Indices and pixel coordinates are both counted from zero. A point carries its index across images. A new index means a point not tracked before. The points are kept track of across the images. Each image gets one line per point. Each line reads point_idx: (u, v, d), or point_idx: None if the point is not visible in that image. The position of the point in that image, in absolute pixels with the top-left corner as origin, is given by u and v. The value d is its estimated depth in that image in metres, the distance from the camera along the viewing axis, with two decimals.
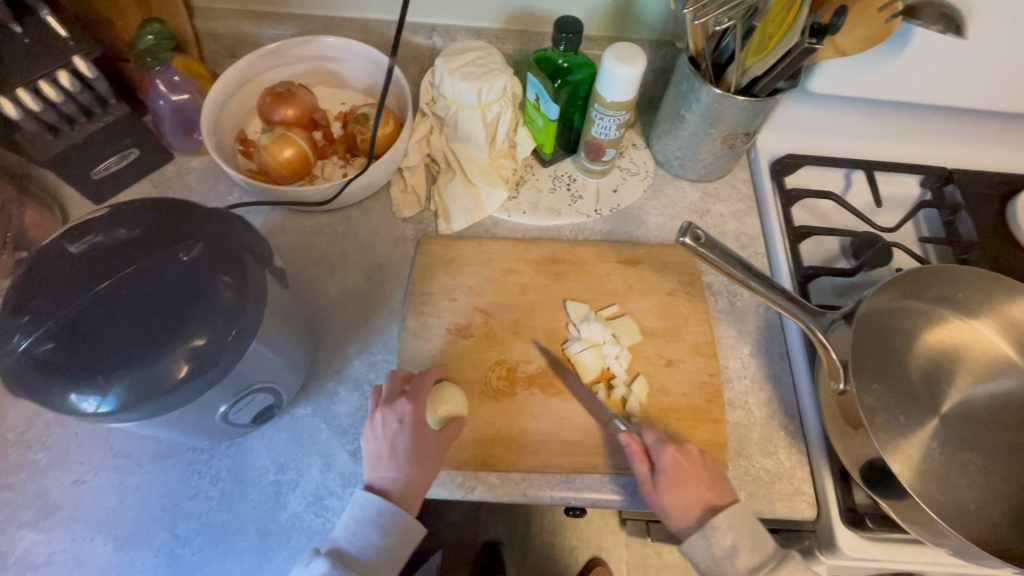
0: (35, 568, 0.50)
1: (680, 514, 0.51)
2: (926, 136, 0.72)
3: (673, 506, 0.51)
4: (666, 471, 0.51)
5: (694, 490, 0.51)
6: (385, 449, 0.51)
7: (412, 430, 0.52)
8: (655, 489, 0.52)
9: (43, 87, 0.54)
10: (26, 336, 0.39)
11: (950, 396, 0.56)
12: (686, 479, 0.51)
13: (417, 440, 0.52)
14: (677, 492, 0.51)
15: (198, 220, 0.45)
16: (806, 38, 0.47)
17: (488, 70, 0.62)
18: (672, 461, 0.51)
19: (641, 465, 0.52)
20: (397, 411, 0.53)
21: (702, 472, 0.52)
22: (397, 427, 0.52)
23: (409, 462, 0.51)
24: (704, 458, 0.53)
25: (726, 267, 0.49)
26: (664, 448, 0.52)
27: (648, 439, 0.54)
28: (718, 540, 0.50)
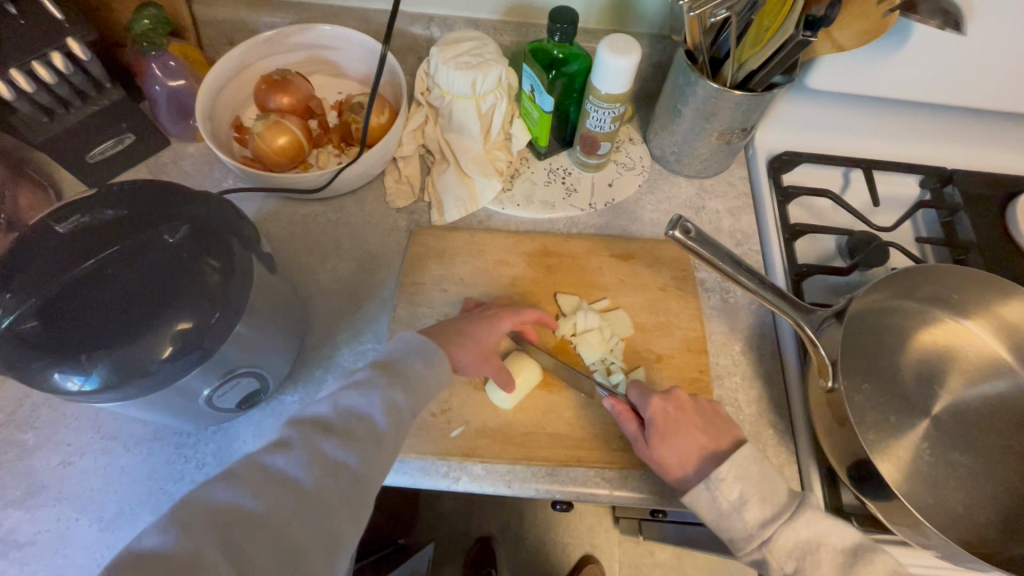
0: (20, 547, 0.50)
1: (676, 468, 0.52)
2: (927, 136, 0.71)
3: (669, 456, 0.51)
4: (655, 421, 0.52)
5: (688, 435, 0.51)
6: (356, 404, 0.48)
7: (395, 397, 0.49)
8: (647, 445, 0.52)
9: (38, 69, 0.54)
10: (9, 313, 0.39)
11: (942, 397, 0.55)
12: (679, 428, 0.52)
13: (394, 411, 0.48)
14: (671, 441, 0.51)
15: (187, 202, 0.45)
16: (800, 31, 0.47)
17: (483, 60, 0.61)
18: (659, 410, 0.52)
19: (629, 422, 0.53)
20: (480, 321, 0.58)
21: (696, 419, 0.53)
22: (386, 385, 0.49)
23: (374, 432, 0.47)
24: (697, 405, 0.54)
25: (715, 262, 0.49)
26: (649, 399, 0.53)
27: (634, 397, 0.55)
28: (724, 493, 0.50)
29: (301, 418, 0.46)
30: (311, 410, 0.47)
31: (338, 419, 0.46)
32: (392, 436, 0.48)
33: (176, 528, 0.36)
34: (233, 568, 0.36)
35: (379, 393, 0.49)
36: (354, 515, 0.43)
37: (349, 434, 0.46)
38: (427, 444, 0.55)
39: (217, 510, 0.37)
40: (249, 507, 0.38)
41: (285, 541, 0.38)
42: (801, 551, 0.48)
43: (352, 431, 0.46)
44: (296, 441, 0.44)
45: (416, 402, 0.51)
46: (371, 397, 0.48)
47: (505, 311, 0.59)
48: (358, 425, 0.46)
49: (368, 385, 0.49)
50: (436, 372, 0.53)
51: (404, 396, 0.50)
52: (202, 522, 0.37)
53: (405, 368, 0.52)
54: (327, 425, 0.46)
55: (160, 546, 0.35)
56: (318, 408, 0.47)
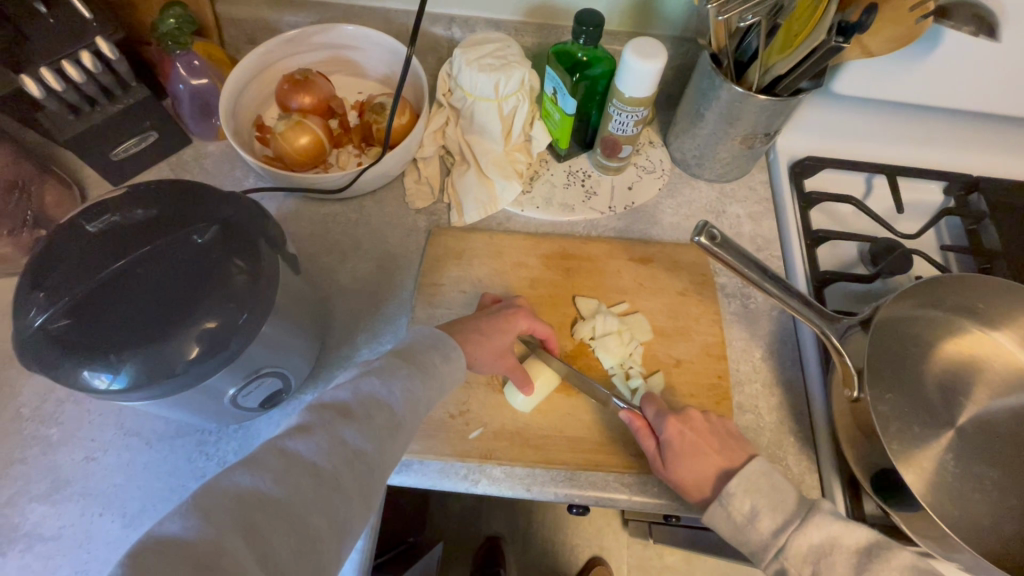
0: (44, 541, 0.51)
1: (695, 488, 0.51)
2: (951, 142, 0.70)
3: (688, 477, 0.51)
4: (673, 443, 0.51)
5: (705, 458, 0.51)
6: (376, 392, 0.46)
7: (412, 389, 0.48)
8: (664, 464, 0.52)
9: (66, 67, 0.54)
10: (42, 312, 0.39)
11: (967, 408, 0.55)
12: (696, 449, 0.51)
13: (411, 402, 0.47)
14: (688, 463, 0.51)
15: (214, 202, 0.45)
16: (833, 37, 0.46)
17: (506, 62, 0.61)
18: (676, 432, 0.52)
19: (646, 439, 0.53)
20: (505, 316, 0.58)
21: (711, 438, 0.52)
22: (406, 376, 0.48)
23: (392, 421, 0.45)
24: (710, 424, 0.53)
25: (740, 268, 0.48)
26: (666, 420, 0.52)
27: (650, 414, 0.54)
28: (736, 507, 0.50)
29: (320, 403, 0.43)
30: (330, 395, 0.44)
31: (358, 404, 0.44)
32: (406, 428, 0.46)
33: (198, 514, 0.33)
34: (254, 560, 0.32)
35: (399, 384, 0.47)
36: (367, 504, 0.40)
37: (369, 421, 0.43)
38: (446, 446, 0.55)
39: (238, 496, 0.34)
40: (271, 492, 0.35)
41: (304, 530, 0.35)
42: (818, 553, 0.47)
43: (372, 417, 0.44)
44: (316, 425, 0.41)
45: (431, 397, 0.50)
46: (391, 387, 0.47)
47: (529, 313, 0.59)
48: (378, 413, 0.44)
49: (387, 374, 0.48)
50: (452, 366, 0.53)
51: (421, 389, 0.48)
52: (223, 508, 0.33)
53: (423, 360, 0.51)
54: (347, 410, 0.43)
55: (180, 533, 0.32)
56: (337, 394, 0.45)
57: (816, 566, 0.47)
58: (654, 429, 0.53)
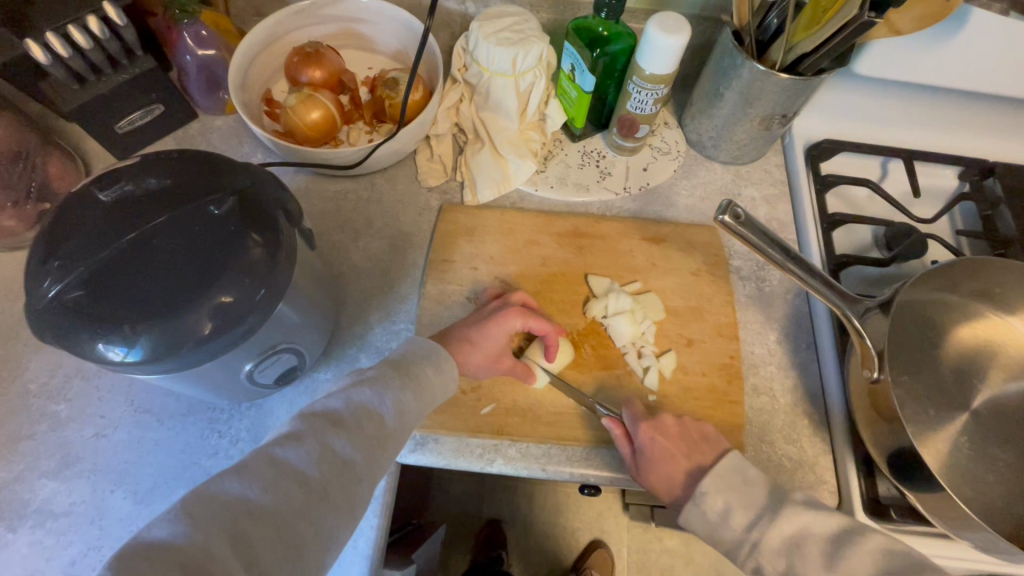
0: (55, 518, 0.50)
1: (665, 484, 0.52)
2: (965, 127, 0.70)
3: (658, 480, 0.52)
4: (647, 451, 0.51)
5: (675, 464, 0.51)
6: (368, 402, 0.45)
7: (405, 400, 0.47)
8: (638, 468, 0.52)
9: (72, 31, 0.53)
10: (56, 282, 0.38)
11: (980, 391, 0.55)
12: (667, 455, 0.50)
13: (402, 415, 0.46)
14: (659, 468, 0.51)
15: (229, 173, 0.44)
16: (865, 12, 0.45)
17: (525, 36, 0.59)
18: (649, 439, 0.51)
19: (624, 446, 0.52)
20: (505, 314, 0.56)
21: (682, 444, 0.51)
22: (398, 387, 0.47)
23: (382, 432, 0.44)
24: (682, 428, 0.52)
25: (762, 247, 0.48)
26: (641, 427, 0.51)
27: (626, 419, 0.53)
28: (710, 506, 0.50)
29: (311, 410, 0.42)
30: (322, 403, 0.43)
31: (349, 413, 0.43)
32: (395, 438, 0.45)
33: (186, 520, 0.32)
34: (239, 564, 0.32)
35: (391, 395, 0.46)
36: (351, 513, 0.40)
37: (360, 431, 0.43)
38: (457, 421, 0.55)
39: (226, 503, 0.34)
40: (260, 501, 0.35)
41: (289, 538, 0.35)
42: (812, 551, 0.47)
43: (363, 427, 0.43)
44: (307, 433, 0.40)
45: (422, 408, 0.49)
46: (383, 397, 0.46)
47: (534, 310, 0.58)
48: (369, 424, 0.43)
49: (380, 384, 0.46)
50: (444, 378, 0.51)
51: (414, 400, 0.48)
52: (211, 515, 0.33)
53: (416, 372, 0.49)
54: (337, 419, 0.42)
55: (169, 538, 0.31)
56: (329, 401, 0.44)
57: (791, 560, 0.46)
58: (631, 436, 0.52)
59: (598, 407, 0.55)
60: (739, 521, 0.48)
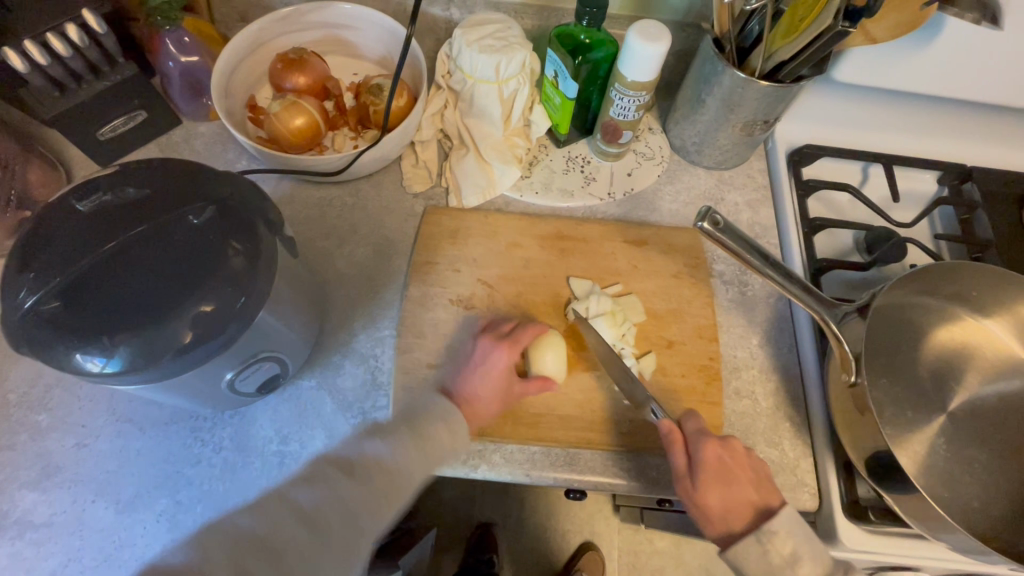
0: (35, 528, 0.50)
1: (723, 515, 0.51)
2: (944, 131, 0.71)
3: (716, 507, 0.51)
4: (708, 466, 0.50)
5: (738, 488, 0.50)
6: (381, 455, 0.45)
7: (412, 454, 0.46)
8: (694, 485, 0.51)
9: (51, 39, 0.52)
10: (32, 294, 0.38)
11: (958, 394, 0.56)
12: (731, 477, 0.50)
13: (416, 468, 0.46)
14: (717, 491, 0.50)
15: (208, 181, 0.44)
16: (839, 21, 0.45)
17: (508, 44, 0.60)
18: (715, 456, 0.50)
19: (679, 455, 0.52)
20: (500, 350, 0.55)
21: (749, 473, 0.51)
22: (410, 443, 0.46)
23: (391, 484, 0.44)
24: (750, 457, 0.52)
25: (741, 253, 0.49)
26: (706, 441, 0.51)
27: (688, 431, 0.53)
28: (776, 547, 0.48)
29: (325, 457, 0.44)
30: (338, 449, 0.45)
31: (361, 463, 0.44)
32: (403, 488, 0.45)
33: (194, 547, 0.34)
34: None
35: (403, 448, 0.46)
36: (350, 562, 0.40)
37: (370, 482, 0.43)
38: None
39: (234, 538, 0.36)
40: (262, 534, 0.36)
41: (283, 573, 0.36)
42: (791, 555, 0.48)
43: (372, 474, 0.43)
44: (319, 478, 0.41)
45: (433, 465, 0.48)
46: (395, 449, 0.46)
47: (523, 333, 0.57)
48: (378, 473, 0.44)
49: (391, 434, 0.46)
50: (455, 438, 0.50)
51: (424, 454, 0.47)
52: (217, 543, 0.35)
53: (428, 433, 0.48)
54: (349, 467, 0.43)
55: (174, 560, 0.33)
56: (342, 449, 0.45)
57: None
58: (689, 448, 0.52)
59: (651, 407, 0.54)
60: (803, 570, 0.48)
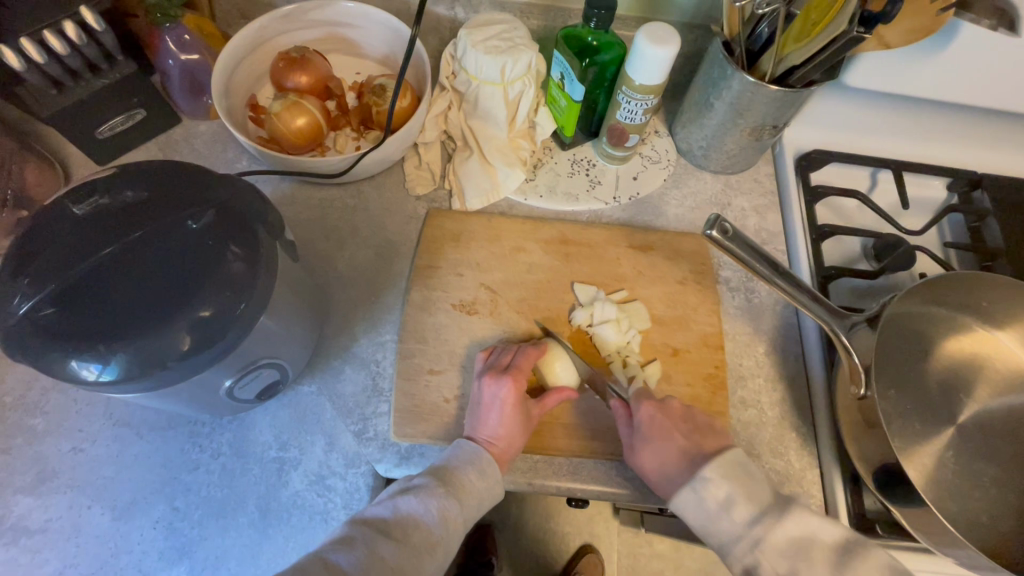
0: (31, 534, 0.49)
1: (660, 473, 0.51)
2: (954, 137, 0.70)
3: (652, 465, 0.51)
4: (643, 424, 0.52)
5: (671, 440, 0.51)
6: (414, 510, 0.47)
7: (450, 508, 0.48)
8: (634, 445, 0.52)
9: (48, 37, 0.51)
10: (27, 299, 0.37)
11: (966, 405, 0.55)
12: (665, 431, 0.51)
13: (448, 523, 0.48)
14: (653, 445, 0.50)
15: (208, 185, 0.43)
16: (852, 27, 0.45)
17: (514, 45, 0.59)
18: (649, 415, 0.52)
19: (624, 421, 0.53)
20: (498, 386, 0.52)
21: (680, 426, 0.52)
22: (444, 494, 0.48)
23: (427, 542, 0.46)
24: (687, 412, 0.53)
25: (750, 263, 0.48)
26: (643, 403, 0.53)
27: (630, 397, 0.54)
28: (711, 494, 0.47)
29: (362, 518, 0.46)
30: (372, 510, 0.47)
31: (397, 522, 0.46)
32: (441, 548, 0.47)
33: None
34: None
35: (436, 502, 0.47)
36: None
37: (408, 541, 0.45)
38: (442, 432, 0.54)
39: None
40: None
41: None
42: None
43: (409, 537, 0.45)
44: (358, 540, 0.43)
45: (468, 515, 0.49)
46: (428, 504, 0.47)
47: (523, 361, 0.55)
48: (415, 535, 0.46)
49: (424, 490, 0.48)
50: (489, 482, 0.50)
51: (459, 507, 0.49)
52: None
53: (458, 479, 0.49)
54: (386, 527, 0.45)
55: None
56: (379, 509, 0.47)
57: (795, 562, 0.44)
58: (631, 412, 0.53)
59: (609, 387, 0.56)
60: (735, 511, 0.46)
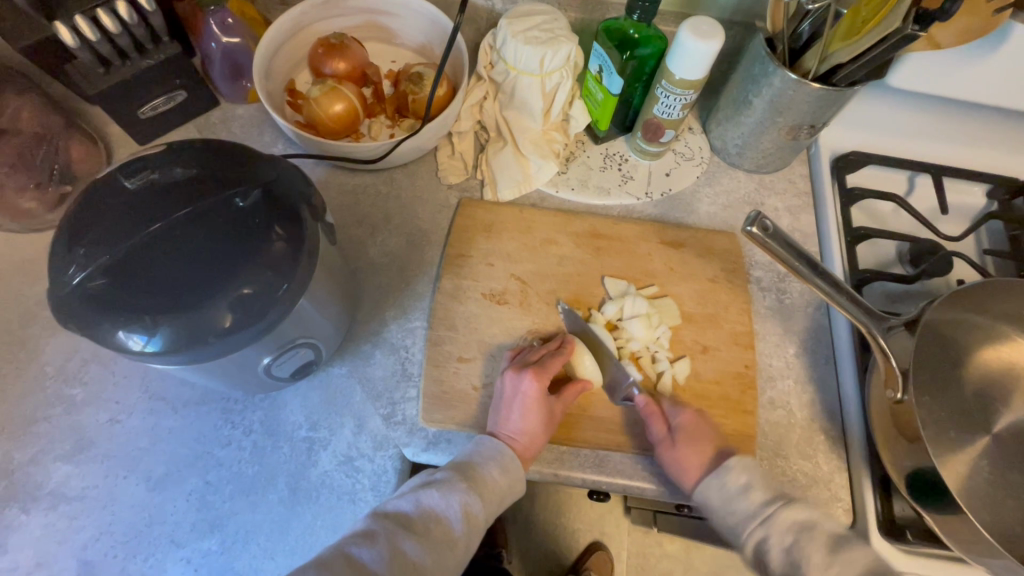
0: (68, 501, 0.51)
1: (696, 469, 0.51)
2: (993, 143, 0.69)
3: (692, 464, 0.51)
4: (684, 427, 0.52)
5: (708, 444, 0.52)
6: (436, 505, 0.47)
7: (471, 503, 0.48)
8: (672, 445, 0.52)
9: (100, 15, 0.52)
10: (81, 270, 0.38)
11: (1003, 415, 0.54)
12: (703, 436, 0.52)
13: (470, 519, 0.48)
14: (693, 446, 0.51)
15: (254, 166, 0.44)
16: (907, 25, 0.44)
17: (554, 36, 0.59)
18: (691, 420, 0.53)
19: (657, 422, 0.53)
20: (520, 381, 0.52)
21: (716, 436, 0.53)
22: (465, 489, 0.48)
23: (449, 538, 0.46)
24: (715, 426, 0.54)
25: (790, 261, 0.47)
26: (683, 409, 0.54)
27: (665, 402, 0.55)
28: (732, 480, 0.50)
29: (384, 511, 0.46)
30: (394, 502, 0.47)
31: (419, 517, 0.46)
32: (462, 544, 0.47)
33: None
34: None
35: (458, 497, 0.47)
36: None
37: (429, 536, 0.45)
38: (470, 418, 0.55)
39: None
40: None
41: None
42: None
43: (431, 532, 0.46)
44: (379, 534, 0.44)
45: (490, 510, 0.50)
46: (450, 499, 0.47)
47: (549, 358, 0.55)
48: (436, 530, 0.46)
49: (446, 485, 0.48)
50: (510, 478, 0.50)
51: (481, 503, 0.48)
52: None
53: (479, 475, 0.49)
54: (408, 522, 0.46)
55: None
56: (401, 502, 0.47)
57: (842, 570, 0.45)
58: (666, 416, 0.54)
59: (632, 388, 0.55)
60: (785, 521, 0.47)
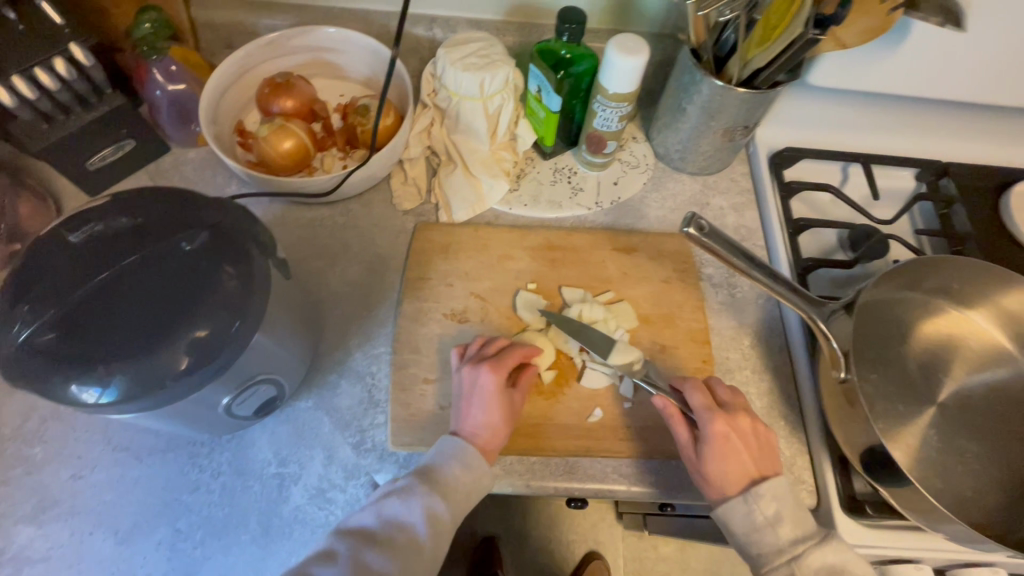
0: (33, 564, 0.50)
1: (721, 484, 0.51)
2: (915, 130, 0.74)
3: (717, 479, 0.51)
4: (713, 443, 0.50)
5: (739, 461, 0.50)
6: (398, 514, 0.47)
7: (435, 506, 0.48)
8: (700, 460, 0.51)
9: (38, 73, 0.53)
10: (26, 326, 0.38)
11: (947, 385, 0.57)
12: (735, 451, 0.50)
13: (435, 522, 0.47)
14: (722, 464, 0.50)
15: (200, 209, 0.44)
16: (809, 30, 0.47)
17: (490, 61, 0.61)
18: (721, 433, 0.50)
19: (680, 428, 0.53)
20: (473, 375, 0.53)
21: (752, 445, 0.51)
22: (426, 494, 0.48)
23: (414, 544, 0.47)
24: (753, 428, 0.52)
25: (728, 256, 0.49)
26: (713, 419, 0.51)
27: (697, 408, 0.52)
28: (761, 508, 0.49)
29: (346, 527, 0.47)
30: (358, 517, 0.47)
31: (381, 529, 0.46)
32: (429, 547, 0.47)
33: None
34: None
35: (417, 502, 0.47)
36: None
37: (392, 546, 0.46)
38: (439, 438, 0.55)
39: None
40: None
41: None
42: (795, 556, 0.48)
43: (394, 540, 0.46)
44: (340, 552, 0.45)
45: (457, 510, 0.49)
46: (411, 504, 0.48)
47: (501, 350, 0.56)
48: (400, 538, 0.46)
49: (405, 492, 0.48)
50: (474, 474, 0.50)
51: (444, 504, 0.48)
52: None
53: (441, 476, 0.49)
54: (371, 535, 0.46)
55: None
56: (363, 515, 0.47)
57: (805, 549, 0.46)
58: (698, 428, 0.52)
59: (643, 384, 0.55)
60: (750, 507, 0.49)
